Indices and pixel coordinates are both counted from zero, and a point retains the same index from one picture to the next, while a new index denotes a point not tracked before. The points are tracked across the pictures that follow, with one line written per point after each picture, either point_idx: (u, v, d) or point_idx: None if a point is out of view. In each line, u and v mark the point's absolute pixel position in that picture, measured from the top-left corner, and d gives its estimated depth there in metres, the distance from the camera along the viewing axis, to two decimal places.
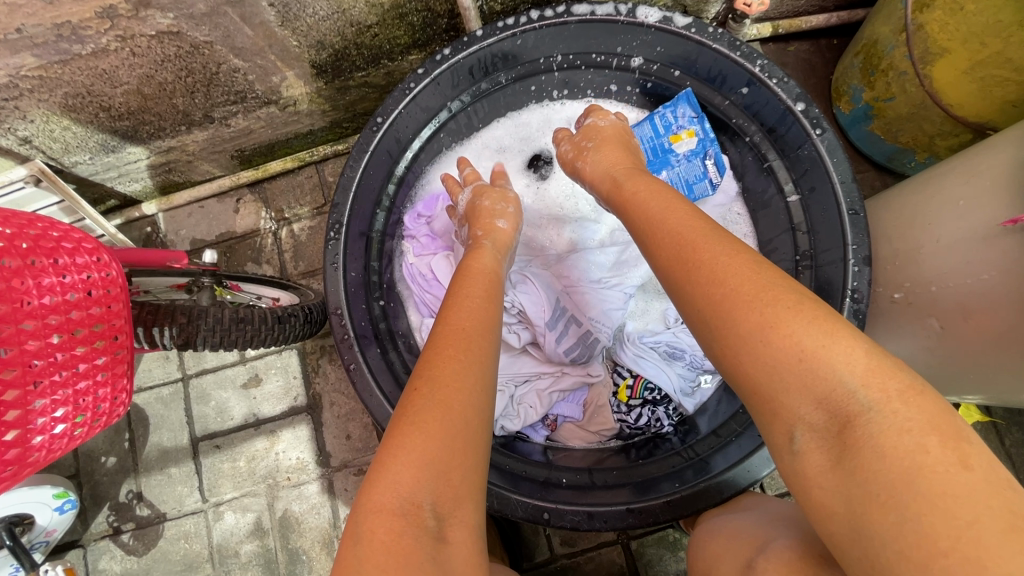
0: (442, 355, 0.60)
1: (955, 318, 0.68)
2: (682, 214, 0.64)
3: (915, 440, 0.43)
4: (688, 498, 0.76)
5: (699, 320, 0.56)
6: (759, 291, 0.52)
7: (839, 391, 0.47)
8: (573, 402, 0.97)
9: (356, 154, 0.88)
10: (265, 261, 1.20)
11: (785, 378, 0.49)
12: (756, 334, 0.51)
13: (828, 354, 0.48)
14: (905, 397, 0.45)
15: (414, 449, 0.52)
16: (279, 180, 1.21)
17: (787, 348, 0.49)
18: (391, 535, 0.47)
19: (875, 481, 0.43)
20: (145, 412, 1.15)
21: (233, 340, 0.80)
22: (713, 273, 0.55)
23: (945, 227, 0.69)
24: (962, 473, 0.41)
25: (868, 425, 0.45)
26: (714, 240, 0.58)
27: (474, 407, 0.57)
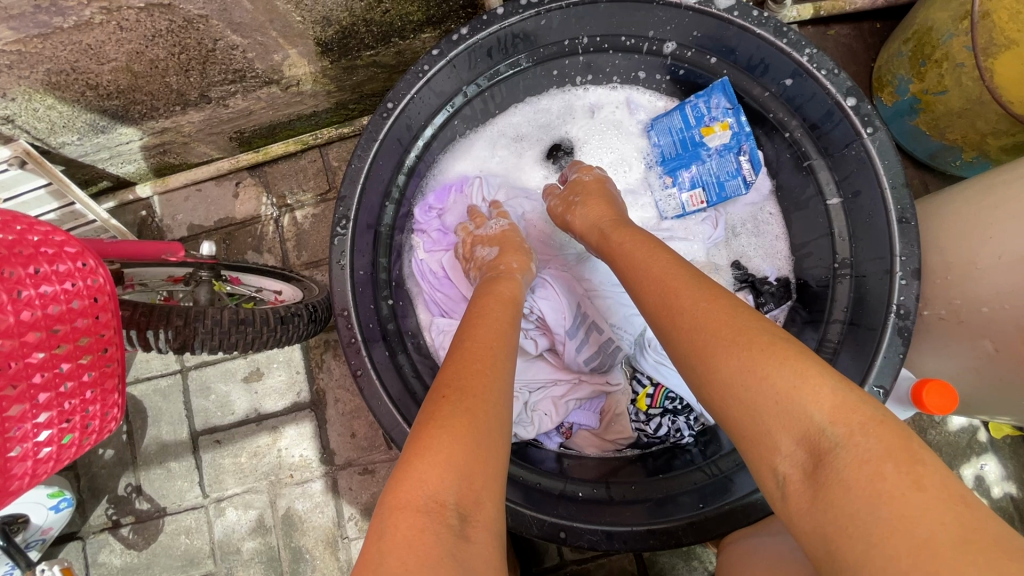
0: (471, 369, 0.57)
1: (1013, 342, 0.63)
2: (663, 261, 0.65)
3: (873, 468, 0.41)
4: (715, 520, 0.74)
5: (682, 358, 0.56)
6: (737, 335, 0.52)
7: (810, 428, 0.45)
8: (590, 410, 0.93)
9: (364, 143, 0.81)
10: (266, 250, 1.14)
11: (763, 420, 0.48)
12: (737, 381, 0.50)
13: (797, 392, 0.47)
14: (867, 428, 0.43)
15: (441, 450, 0.49)
16: (281, 164, 1.15)
17: (762, 390, 0.48)
18: (414, 531, 0.43)
19: (841, 512, 0.41)
20: (143, 404, 1.12)
21: (235, 343, 0.75)
22: (699, 319, 0.55)
23: (1008, 242, 0.62)
24: (917, 495, 0.39)
25: (834, 460, 0.43)
26: (695, 287, 0.59)
27: (499, 416, 0.54)
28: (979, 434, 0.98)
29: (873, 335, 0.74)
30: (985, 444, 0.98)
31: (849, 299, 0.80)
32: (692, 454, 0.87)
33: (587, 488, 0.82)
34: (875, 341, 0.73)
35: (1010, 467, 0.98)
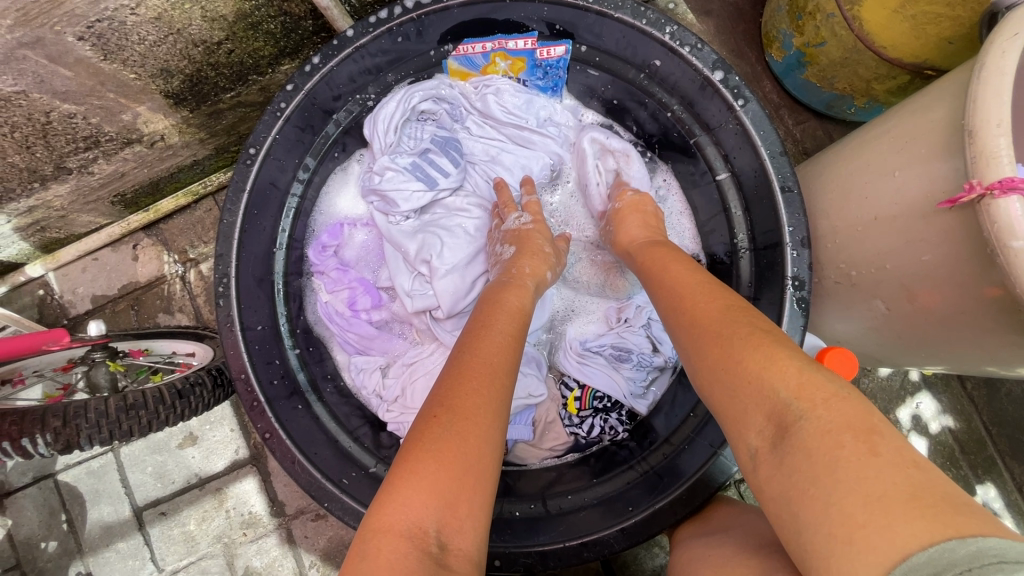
0: (468, 386, 0.52)
1: (899, 298, 0.62)
2: (679, 268, 0.62)
3: (833, 436, 0.40)
4: (644, 523, 0.73)
5: (682, 349, 0.54)
6: (726, 327, 0.50)
7: (777, 404, 0.44)
8: (521, 423, 0.88)
9: (231, 196, 0.78)
10: (177, 310, 1.10)
11: (742, 399, 0.46)
12: (720, 366, 0.49)
13: (767, 372, 0.45)
14: (830, 403, 0.42)
15: (425, 476, 0.47)
16: (177, 219, 1.10)
17: (739, 372, 0.47)
18: (396, 560, 0.42)
19: (802, 476, 0.40)
20: (78, 489, 1.07)
21: (128, 430, 0.71)
22: (698, 316, 0.53)
23: (881, 200, 0.61)
24: (872, 459, 0.38)
25: (799, 430, 0.42)
26: (704, 290, 0.56)
27: (491, 444, 0.50)
28: (911, 374, 0.98)
29: (772, 309, 0.73)
30: (918, 382, 0.99)
31: (752, 273, 0.78)
32: (629, 450, 0.85)
33: (525, 505, 0.80)
34: (777, 313, 0.73)
35: (943, 401, 0.99)
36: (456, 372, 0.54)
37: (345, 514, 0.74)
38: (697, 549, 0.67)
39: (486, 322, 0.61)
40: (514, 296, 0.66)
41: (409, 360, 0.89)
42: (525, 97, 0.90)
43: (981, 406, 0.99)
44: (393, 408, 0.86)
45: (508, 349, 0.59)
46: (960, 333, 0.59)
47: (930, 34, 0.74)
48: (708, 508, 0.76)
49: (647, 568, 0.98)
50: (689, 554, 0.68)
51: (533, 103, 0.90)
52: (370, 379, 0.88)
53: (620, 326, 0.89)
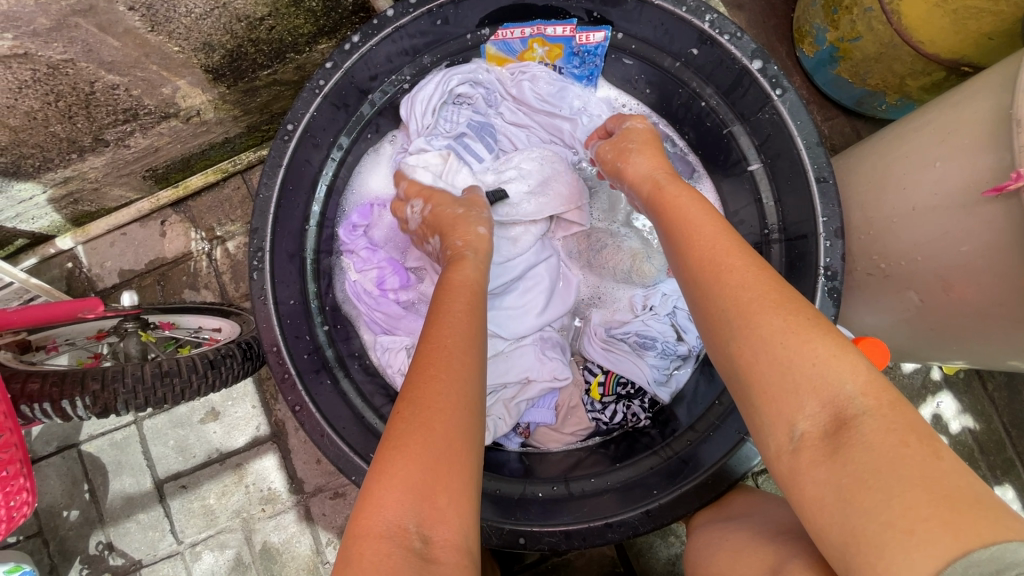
0: (427, 376, 0.52)
1: (935, 290, 0.63)
2: (705, 218, 0.58)
3: (897, 437, 0.40)
4: (667, 506, 0.72)
5: (716, 313, 0.51)
6: (782, 301, 0.49)
7: (838, 396, 0.44)
8: (544, 407, 0.89)
9: (269, 170, 0.79)
10: (203, 286, 1.11)
11: (795, 380, 0.45)
12: (778, 339, 0.46)
13: (834, 361, 0.45)
14: (895, 405, 0.43)
15: (397, 473, 0.46)
16: (205, 196, 1.11)
17: (801, 353, 0.45)
18: (378, 560, 0.42)
19: (859, 467, 0.40)
20: (100, 460, 1.09)
21: (162, 397, 0.72)
22: (742, 282, 0.50)
23: (923, 190, 0.61)
24: (937, 463, 0.39)
25: (860, 426, 0.42)
26: (748, 257, 0.53)
27: (460, 427, 0.50)
28: (932, 372, 0.99)
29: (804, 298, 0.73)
30: (939, 381, 0.99)
31: (782, 263, 0.78)
32: (651, 437, 0.85)
33: (547, 487, 0.81)
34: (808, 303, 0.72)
35: (964, 401, 0.99)
36: (417, 365, 0.54)
37: None
38: (717, 534, 0.67)
39: (451, 304, 0.61)
40: (459, 273, 0.66)
41: None
42: (560, 84, 0.91)
43: (1001, 408, 0.99)
44: None
45: (469, 329, 0.58)
46: (994, 331, 0.60)
47: (971, 30, 0.74)
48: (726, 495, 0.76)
49: (662, 557, 0.98)
50: (710, 536, 0.68)
51: (567, 91, 0.91)
52: (395, 359, 0.89)
53: (643, 313, 0.90)
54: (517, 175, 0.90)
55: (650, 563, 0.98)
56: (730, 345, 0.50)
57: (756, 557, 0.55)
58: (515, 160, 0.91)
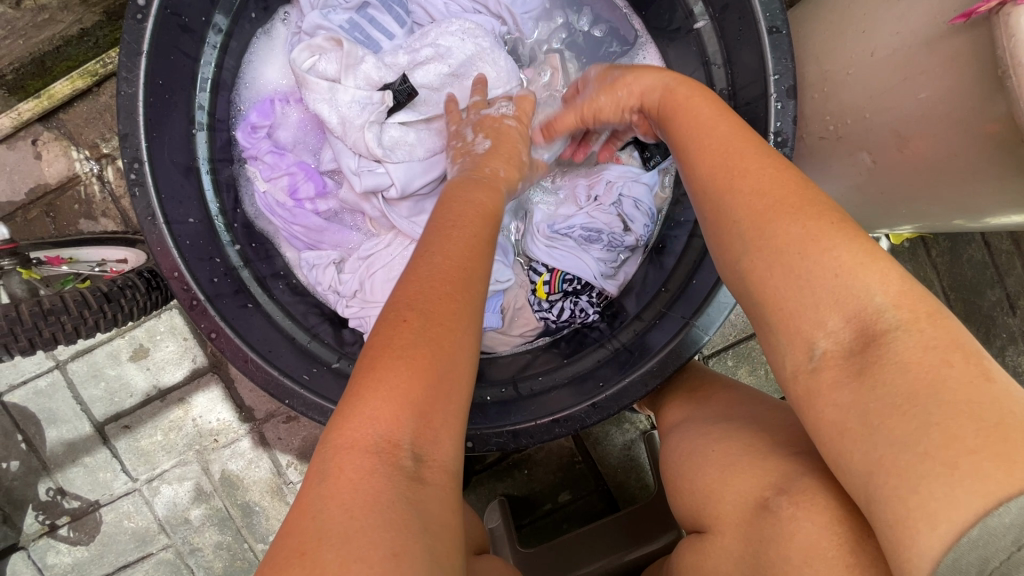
0: (440, 286, 0.45)
1: (888, 148, 0.58)
2: (722, 125, 0.50)
3: (938, 355, 0.37)
4: (614, 397, 0.70)
5: (727, 222, 0.46)
6: (804, 204, 0.44)
7: (867, 309, 0.40)
8: (490, 311, 0.84)
9: (126, 61, 0.64)
10: (100, 215, 0.97)
11: (815, 294, 0.42)
12: (788, 256, 0.43)
13: (862, 271, 0.41)
14: (933, 318, 0.39)
15: (395, 386, 0.41)
16: (78, 107, 0.95)
17: (821, 263, 0.42)
18: (360, 478, 0.38)
19: (894, 391, 0.37)
20: (29, 409, 1.02)
21: (51, 337, 0.65)
22: (753, 191, 0.45)
23: (882, 34, 0.55)
24: (987, 385, 0.36)
25: (892, 344, 0.39)
26: (764, 153, 0.47)
27: (466, 348, 0.45)
28: (881, 244, 0.98)
29: None
30: (887, 252, 0.99)
31: None
32: (600, 331, 0.82)
33: (496, 391, 0.79)
34: None
35: (909, 270, 1.00)
36: (426, 267, 0.47)
37: (309, 411, 0.69)
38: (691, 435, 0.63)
39: (454, 219, 0.52)
40: (488, 193, 0.58)
41: (365, 253, 0.83)
42: None
43: (943, 273, 1.01)
44: (352, 302, 0.81)
45: (485, 247, 0.51)
46: (941, 190, 0.57)
47: None
48: (705, 390, 0.74)
49: (618, 443, 1.01)
50: (684, 432, 0.66)
51: None
52: (323, 275, 0.82)
53: (592, 211, 0.86)
54: (435, 55, 0.77)
55: (607, 450, 1.01)
56: (742, 261, 0.46)
57: (756, 474, 0.51)
58: (431, 36, 0.78)
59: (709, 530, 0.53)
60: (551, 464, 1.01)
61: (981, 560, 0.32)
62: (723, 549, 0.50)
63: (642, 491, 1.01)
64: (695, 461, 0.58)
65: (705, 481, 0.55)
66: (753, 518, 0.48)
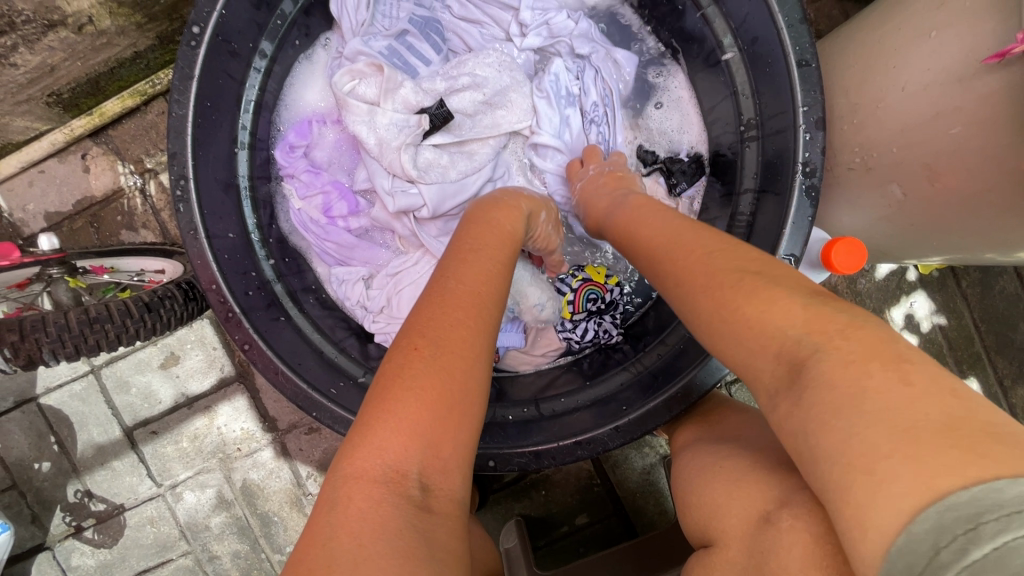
0: (453, 316, 0.48)
1: (919, 180, 0.58)
2: (659, 219, 0.55)
3: (854, 368, 0.35)
4: (637, 421, 0.70)
5: (673, 296, 0.48)
6: (724, 267, 0.45)
7: (788, 339, 0.38)
8: (513, 331, 0.87)
9: (178, 84, 0.68)
10: (141, 226, 1.01)
11: (750, 335, 0.41)
12: (718, 304, 0.43)
13: (777, 303, 0.40)
14: (850, 331, 0.37)
15: (404, 414, 0.42)
16: (127, 124, 1.00)
17: (744, 307, 0.41)
18: (369, 505, 0.38)
19: (819, 409, 0.35)
20: (63, 412, 1.05)
21: (95, 344, 0.67)
22: (685, 259, 0.48)
23: (913, 68, 0.55)
24: (903, 389, 0.33)
25: (813, 366, 0.36)
26: (698, 234, 0.50)
27: (476, 376, 0.46)
28: (909, 274, 0.97)
29: (780, 201, 0.66)
30: (915, 282, 0.97)
31: (758, 163, 0.72)
32: (623, 353, 0.83)
33: (518, 410, 0.79)
34: (784, 205, 0.66)
35: (938, 300, 0.98)
36: (438, 299, 0.49)
37: (335, 423, 0.70)
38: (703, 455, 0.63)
39: (471, 246, 0.56)
40: (498, 221, 0.62)
41: (393, 270, 0.84)
42: None
43: (974, 304, 0.99)
44: (379, 318, 0.83)
45: (496, 277, 0.54)
46: (976, 222, 0.56)
47: None
48: (718, 412, 0.73)
49: (637, 468, 1.00)
50: (692, 456, 0.65)
51: None
52: (353, 291, 0.85)
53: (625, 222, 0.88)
54: (472, 83, 0.80)
55: (625, 473, 1.00)
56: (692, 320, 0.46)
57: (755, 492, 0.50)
58: (468, 65, 0.81)
59: (716, 543, 0.51)
60: (568, 486, 1.01)
61: (908, 565, 0.29)
62: (731, 561, 0.48)
63: (661, 517, 0.99)
64: (708, 487, 0.56)
65: (713, 495, 0.55)
66: (755, 534, 0.47)
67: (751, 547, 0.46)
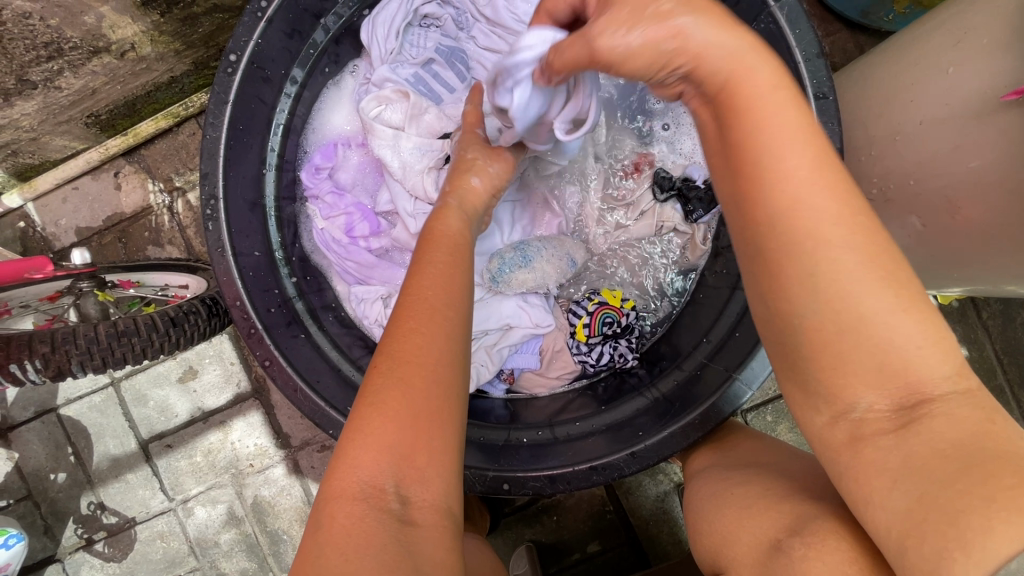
0: (419, 332, 0.45)
1: (940, 213, 0.58)
2: (788, 126, 0.36)
3: (980, 412, 0.35)
4: (654, 447, 0.69)
5: (783, 274, 0.36)
6: (871, 262, 0.35)
7: (926, 378, 0.36)
8: (527, 352, 0.88)
9: (214, 109, 0.71)
10: (167, 242, 1.04)
11: (882, 362, 0.35)
12: (867, 323, 0.35)
13: (931, 347, 0.35)
14: (981, 387, 0.37)
15: (379, 432, 0.42)
16: (159, 144, 1.04)
17: (887, 335, 0.35)
18: (353, 522, 0.40)
19: (941, 437, 0.35)
20: (81, 423, 1.07)
21: (122, 357, 0.69)
22: (825, 239, 0.34)
23: (930, 102, 0.56)
24: (1022, 440, 0.34)
25: (945, 403, 0.36)
26: (837, 182, 0.35)
27: (451, 389, 0.45)
28: None
29: None
30: None
31: None
32: (639, 377, 0.83)
33: (532, 433, 0.79)
34: None
35: (958, 331, 0.97)
36: (403, 317, 0.47)
37: None
38: (716, 482, 0.62)
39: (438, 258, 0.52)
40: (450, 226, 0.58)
41: None
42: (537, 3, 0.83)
43: (995, 336, 0.97)
44: None
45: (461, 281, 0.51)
46: (997, 256, 0.56)
47: None
48: (731, 438, 0.72)
49: (652, 495, 0.98)
50: (705, 481, 0.65)
51: None
52: (371, 309, 0.85)
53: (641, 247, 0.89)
54: None
55: (640, 501, 0.98)
56: (803, 316, 0.36)
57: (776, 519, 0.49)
58: None
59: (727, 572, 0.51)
60: (581, 512, 0.99)
61: None
62: None
63: (675, 547, 0.97)
64: (719, 514, 0.55)
65: (723, 522, 0.54)
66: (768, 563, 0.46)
67: (764, 574, 0.45)
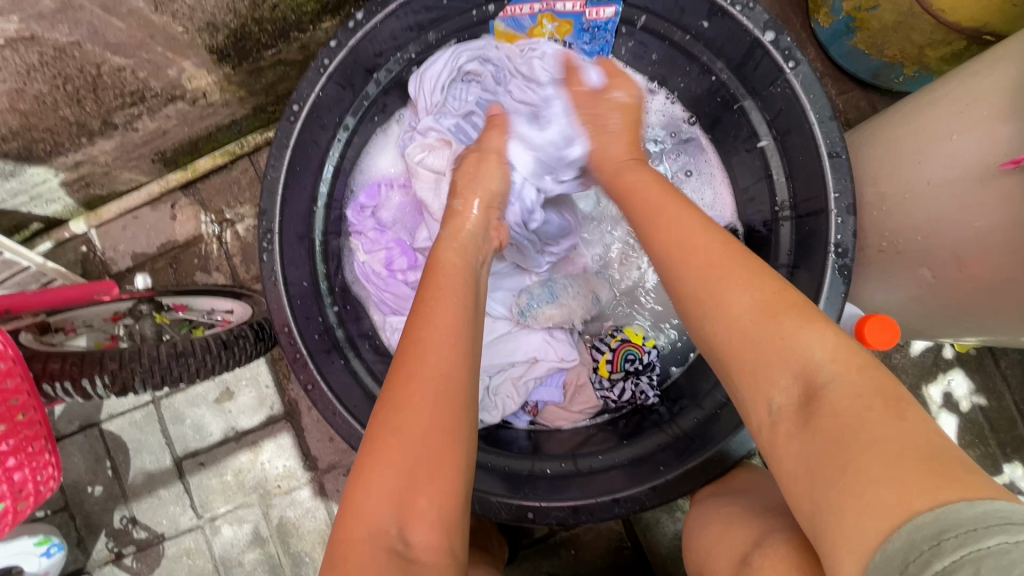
0: (413, 376, 0.51)
1: (947, 266, 0.62)
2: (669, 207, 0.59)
3: (863, 401, 0.43)
4: (674, 482, 0.72)
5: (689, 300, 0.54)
6: (749, 279, 0.51)
7: (808, 364, 0.46)
8: (551, 386, 0.92)
9: (276, 152, 0.78)
10: (214, 269, 1.12)
11: (771, 356, 0.48)
12: (756, 329, 0.49)
13: (805, 333, 0.47)
14: (865, 369, 0.45)
15: (377, 478, 0.48)
16: (214, 179, 1.12)
17: (776, 334, 0.48)
18: (361, 563, 0.45)
19: (826, 435, 0.43)
20: (121, 438, 1.12)
21: (179, 377, 0.74)
22: (707, 266, 0.53)
23: (936, 165, 0.61)
24: (900, 423, 0.41)
25: (826, 395, 0.44)
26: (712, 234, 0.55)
27: (449, 427, 0.49)
28: (945, 351, 0.98)
29: (813, 276, 0.71)
30: (951, 359, 0.98)
31: (792, 241, 0.77)
32: (660, 414, 0.86)
33: (556, 464, 0.81)
34: (817, 283, 0.71)
35: (977, 379, 0.99)
36: (403, 359, 0.53)
37: None
38: (708, 507, 0.67)
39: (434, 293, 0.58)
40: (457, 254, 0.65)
41: None
42: None
43: (1014, 385, 0.98)
44: None
45: (459, 318, 0.56)
46: (1001, 308, 0.60)
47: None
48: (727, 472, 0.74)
49: (669, 532, 0.99)
50: (707, 508, 0.68)
51: None
52: None
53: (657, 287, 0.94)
54: None
55: (657, 538, 0.99)
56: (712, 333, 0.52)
57: None
58: None
59: None
60: (598, 546, 1.00)
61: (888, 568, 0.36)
62: None
63: None
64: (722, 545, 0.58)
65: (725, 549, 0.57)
66: None
67: None
